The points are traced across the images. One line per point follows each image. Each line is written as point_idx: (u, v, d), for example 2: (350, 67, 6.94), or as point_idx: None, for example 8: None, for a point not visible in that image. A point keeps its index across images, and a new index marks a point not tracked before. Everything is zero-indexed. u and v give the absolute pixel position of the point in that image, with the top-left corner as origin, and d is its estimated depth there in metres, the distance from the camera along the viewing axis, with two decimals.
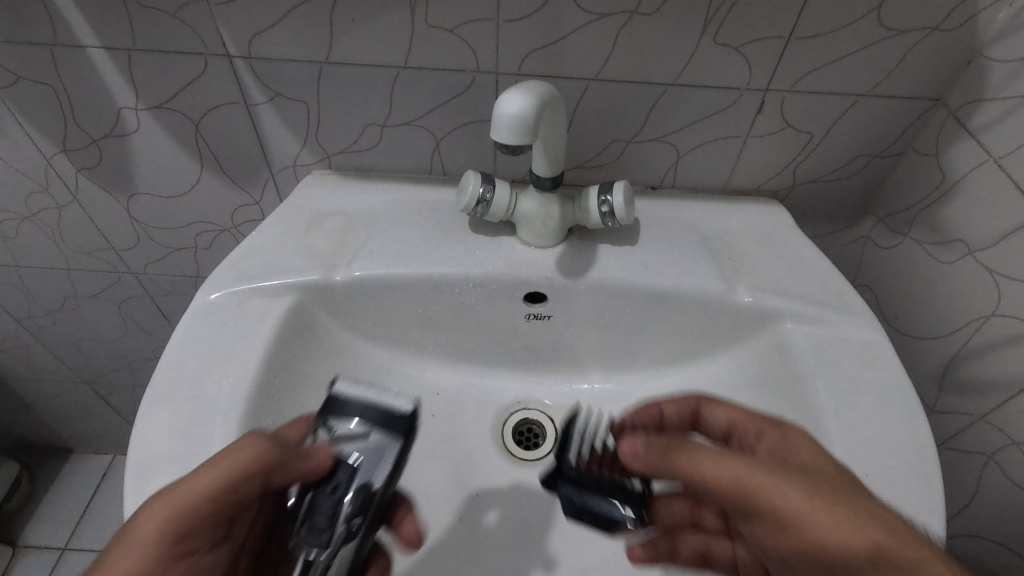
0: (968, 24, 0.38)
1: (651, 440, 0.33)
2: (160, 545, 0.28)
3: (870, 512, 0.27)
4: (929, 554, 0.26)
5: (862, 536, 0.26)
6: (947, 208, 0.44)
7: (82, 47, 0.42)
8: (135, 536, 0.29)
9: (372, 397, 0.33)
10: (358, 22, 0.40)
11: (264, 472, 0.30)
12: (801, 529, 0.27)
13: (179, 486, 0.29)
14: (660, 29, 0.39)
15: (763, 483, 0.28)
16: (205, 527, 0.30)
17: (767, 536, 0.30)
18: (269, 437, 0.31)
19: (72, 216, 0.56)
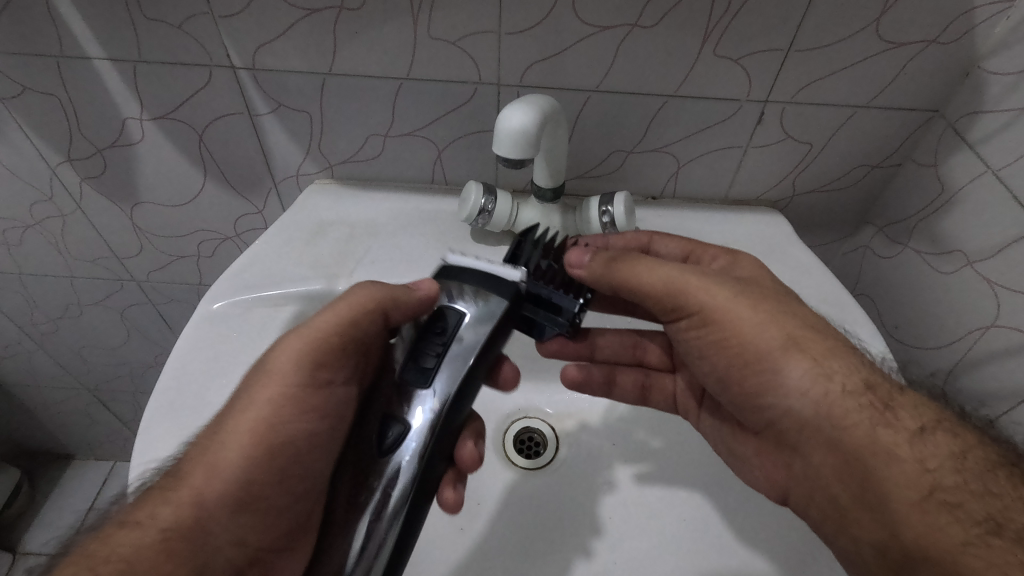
0: (965, 37, 0.38)
1: (596, 255, 0.37)
2: (298, 370, 0.36)
3: (801, 322, 0.35)
4: (849, 362, 0.34)
5: (779, 336, 0.34)
6: (945, 218, 0.45)
7: (88, 58, 0.43)
8: (277, 362, 0.36)
9: (491, 267, 0.35)
10: (361, 34, 0.40)
11: (377, 309, 0.36)
12: (730, 326, 0.36)
13: (308, 328, 0.36)
14: (660, 42, 0.40)
15: (688, 283, 0.36)
16: (337, 361, 0.36)
17: (696, 334, 0.38)
18: (404, 289, 0.36)
19: (76, 225, 0.57)
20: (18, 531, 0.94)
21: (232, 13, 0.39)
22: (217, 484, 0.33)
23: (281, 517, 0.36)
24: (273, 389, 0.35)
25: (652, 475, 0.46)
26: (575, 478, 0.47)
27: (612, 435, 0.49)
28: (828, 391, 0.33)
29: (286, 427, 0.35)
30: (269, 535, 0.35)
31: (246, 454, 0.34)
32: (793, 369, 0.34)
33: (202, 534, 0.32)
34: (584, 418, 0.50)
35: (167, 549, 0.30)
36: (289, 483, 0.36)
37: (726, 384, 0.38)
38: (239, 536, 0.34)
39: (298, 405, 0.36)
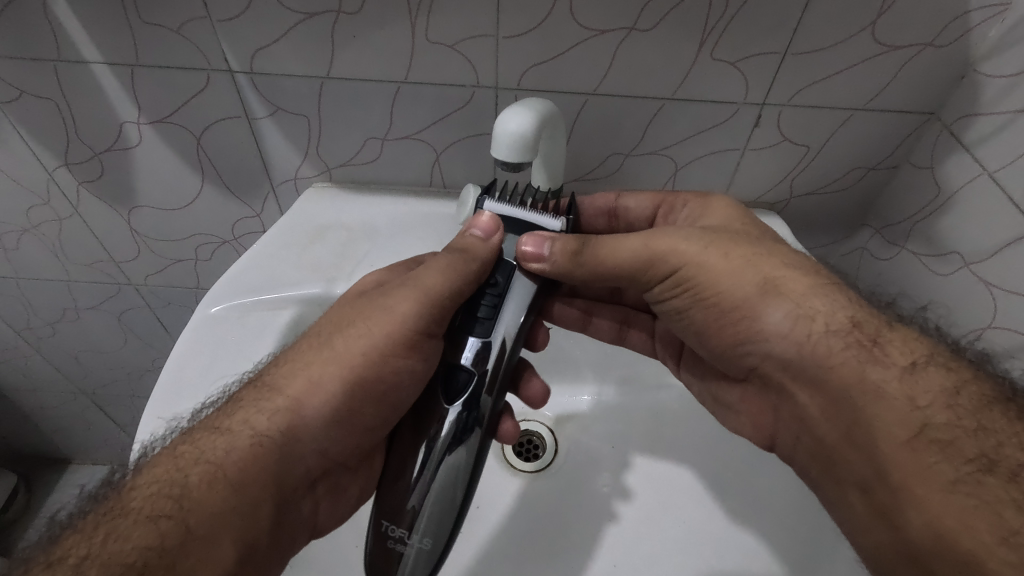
0: (960, 40, 0.39)
1: (560, 240, 0.35)
2: (417, 318, 0.37)
3: (777, 262, 0.36)
4: (829, 302, 0.35)
5: (756, 283, 0.36)
6: (942, 221, 0.45)
7: (86, 62, 0.43)
8: (395, 309, 0.37)
9: (523, 215, 0.37)
10: (359, 38, 0.40)
11: (479, 276, 0.36)
12: (708, 283, 0.37)
13: (425, 280, 0.36)
14: (658, 45, 0.40)
15: (661, 245, 0.37)
16: (439, 314, 0.37)
17: (674, 297, 0.39)
18: (476, 240, 0.36)
19: (72, 228, 0.56)
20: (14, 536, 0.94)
21: (230, 17, 0.39)
22: (318, 404, 0.36)
23: (363, 432, 0.38)
24: (384, 330, 0.37)
25: (652, 478, 0.46)
26: (575, 480, 0.47)
27: (611, 437, 0.49)
28: (814, 327, 0.34)
29: (391, 361, 0.37)
30: (349, 447, 0.38)
31: (343, 381, 0.36)
32: (772, 312, 0.35)
33: (292, 448, 0.35)
34: (582, 421, 0.51)
35: (258, 457, 0.33)
36: (383, 408, 0.38)
37: (707, 338, 0.40)
38: (325, 449, 0.37)
39: (405, 347, 0.37)
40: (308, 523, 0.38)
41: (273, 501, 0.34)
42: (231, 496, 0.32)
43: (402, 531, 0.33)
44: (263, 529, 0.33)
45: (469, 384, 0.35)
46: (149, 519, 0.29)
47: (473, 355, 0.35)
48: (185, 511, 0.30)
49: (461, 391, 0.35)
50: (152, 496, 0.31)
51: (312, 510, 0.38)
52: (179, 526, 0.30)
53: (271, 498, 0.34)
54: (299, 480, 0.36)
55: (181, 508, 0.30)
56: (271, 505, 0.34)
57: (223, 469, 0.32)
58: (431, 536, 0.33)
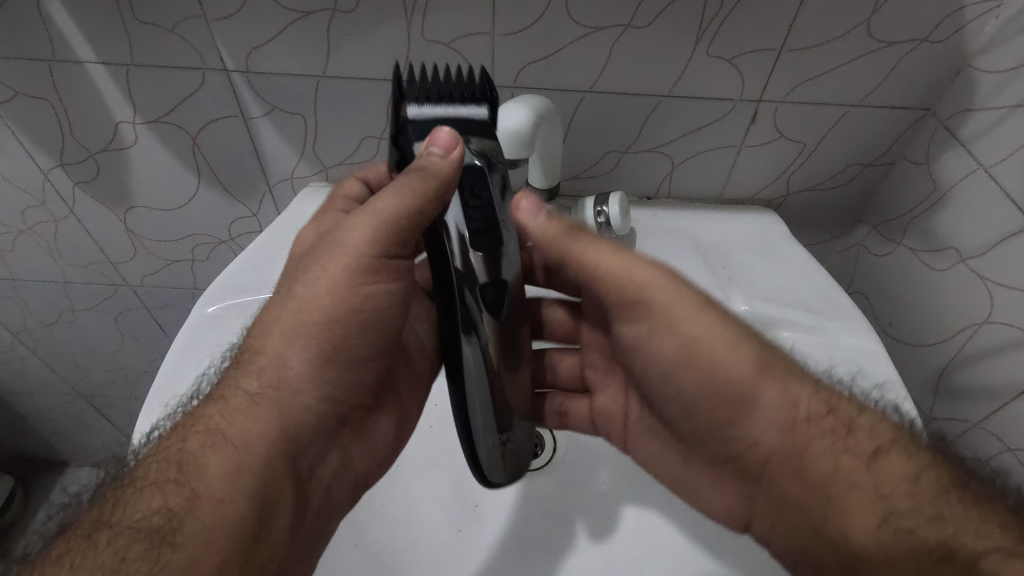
0: (955, 36, 0.39)
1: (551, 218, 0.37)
2: (375, 244, 0.35)
3: (759, 342, 0.36)
4: (810, 386, 0.35)
5: (751, 363, 0.35)
6: (938, 216, 0.45)
7: (80, 62, 0.42)
8: (353, 237, 0.35)
9: (450, 111, 0.33)
10: (355, 36, 0.40)
11: (439, 192, 0.32)
12: (700, 355, 0.36)
13: (376, 209, 0.34)
14: (654, 42, 0.40)
15: (648, 277, 0.36)
16: (404, 237, 0.35)
17: (658, 345, 0.37)
18: (434, 159, 0.31)
19: (69, 229, 0.56)
20: (12, 540, 0.94)
21: (225, 16, 0.39)
22: (299, 348, 0.35)
23: (363, 372, 0.38)
24: (346, 263, 0.35)
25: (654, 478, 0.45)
26: (574, 478, 0.46)
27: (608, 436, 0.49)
28: (806, 412, 0.34)
29: (364, 288, 0.35)
30: (352, 389, 0.38)
31: (314, 321, 0.35)
32: (767, 396, 0.35)
33: (291, 397, 0.35)
34: None
35: (255, 412, 0.33)
36: (370, 333, 0.37)
37: (691, 414, 0.38)
38: (324, 388, 0.36)
39: (373, 276, 0.35)
40: (338, 468, 0.39)
41: (285, 456, 0.34)
42: (236, 456, 0.31)
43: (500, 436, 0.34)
44: (283, 487, 0.33)
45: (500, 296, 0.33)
46: (151, 486, 0.30)
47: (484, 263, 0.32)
48: (187, 475, 0.30)
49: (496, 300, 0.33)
50: (156, 463, 0.31)
51: (341, 460, 0.39)
52: (185, 491, 0.30)
53: (282, 456, 0.34)
54: (313, 433, 0.36)
55: (183, 472, 0.30)
56: (284, 459, 0.34)
57: (221, 429, 0.32)
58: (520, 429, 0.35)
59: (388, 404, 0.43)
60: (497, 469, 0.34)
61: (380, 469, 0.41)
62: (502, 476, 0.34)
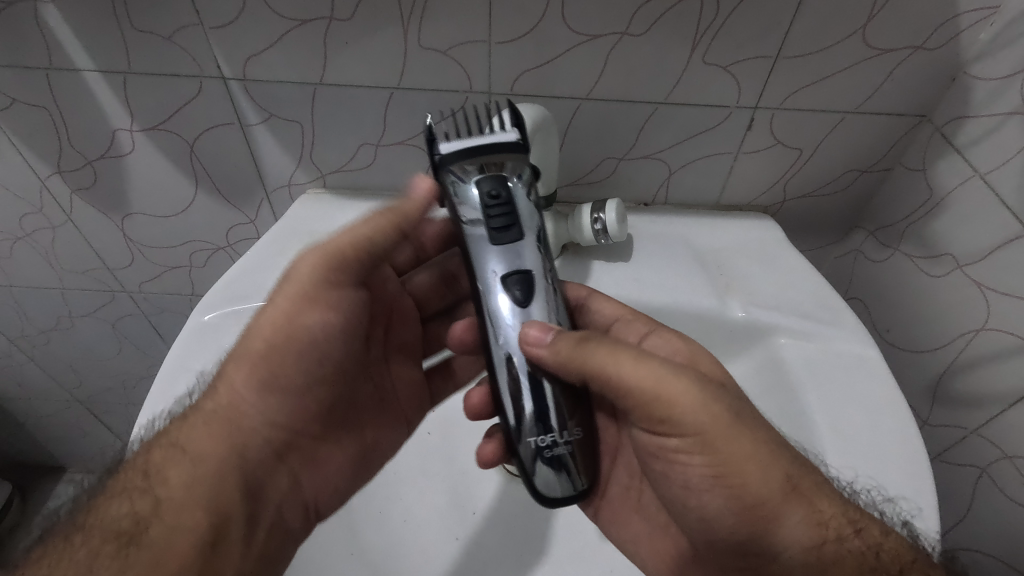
0: (950, 43, 0.39)
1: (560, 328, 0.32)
2: (319, 277, 0.38)
3: (790, 456, 0.33)
4: (840, 503, 0.32)
5: (779, 485, 0.32)
6: (936, 222, 0.45)
7: (77, 70, 0.42)
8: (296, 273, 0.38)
9: (481, 140, 0.34)
10: (351, 44, 0.40)
11: (392, 223, 0.38)
12: (732, 472, 0.32)
13: (327, 254, 0.38)
14: (649, 49, 0.40)
15: (677, 388, 0.33)
16: (347, 271, 0.39)
17: (687, 460, 0.34)
18: (408, 202, 0.38)
19: (66, 236, 0.56)
20: (11, 544, 0.94)
21: (223, 25, 0.40)
22: (244, 373, 0.38)
23: (309, 401, 0.40)
24: (292, 291, 0.38)
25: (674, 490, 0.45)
26: None
27: None
28: (833, 535, 0.32)
29: (299, 319, 0.38)
30: (298, 416, 0.40)
31: (260, 354, 0.38)
32: (794, 516, 0.32)
33: (235, 421, 0.38)
34: None
35: (206, 432, 0.37)
36: (314, 363, 0.40)
37: (706, 526, 0.35)
38: (265, 411, 0.39)
39: (315, 304, 0.38)
40: (290, 491, 0.41)
41: (235, 471, 0.37)
42: (187, 468, 0.36)
43: (550, 437, 0.31)
44: (234, 497, 0.37)
45: (527, 289, 0.33)
46: (121, 491, 0.35)
47: (507, 270, 0.33)
48: (152, 482, 0.35)
49: (535, 338, 0.32)
50: (127, 474, 0.36)
51: (291, 484, 0.41)
52: (147, 496, 0.34)
53: (235, 471, 0.37)
54: (265, 451, 0.39)
55: (149, 479, 0.35)
56: (233, 474, 0.37)
57: (180, 443, 0.36)
58: (578, 423, 0.32)
59: (357, 437, 0.44)
60: (551, 478, 0.31)
61: (334, 500, 0.42)
62: (561, 488, 0.31)
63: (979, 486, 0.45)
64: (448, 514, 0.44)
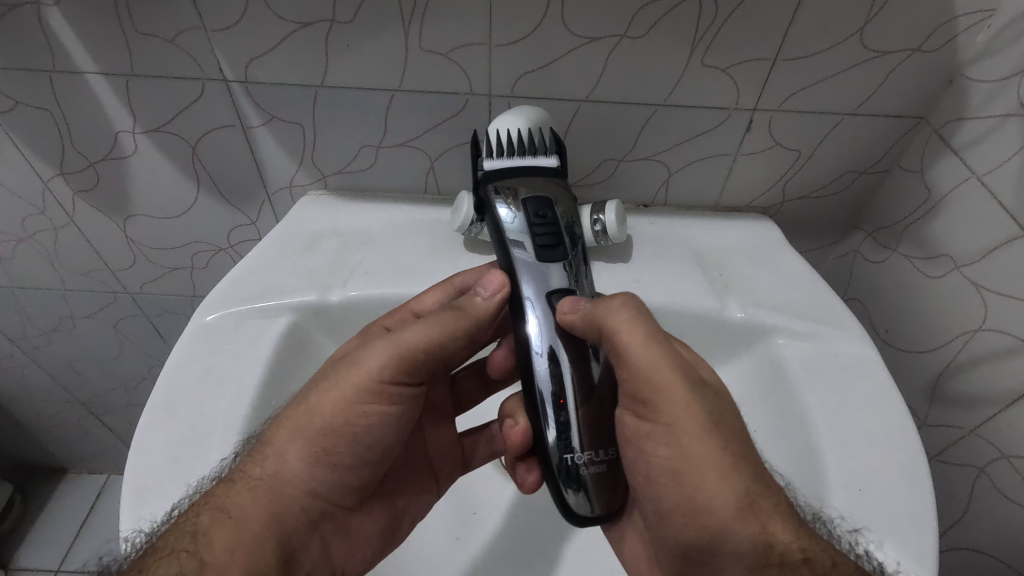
0: (947, 45, 0.39)
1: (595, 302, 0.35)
2: (385, 372, 0.37)
3: (753, 473, 0.32)
4: (793, 528, 0.31)
5: (734, 498, 0.31)
6: (934, 223, 0.45)
7: (80, 73, 0.43)
8: (364, 362, 0.37)
9: (523, 163, 0.38)
10: (353, 47, 0.40)
11: (470, 331, 0.38)
12: (690, 474, 0.33)
13: (397, 337, 0.37)
14: (648, 52, 0.40)
15: (664, 381, 0.33)
16: (409, 368, 0.37)
17: (652, 452, 0.34)
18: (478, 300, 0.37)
19: (68, 237, 0.56)
20: (12, 545, 0.94)
21: (225, 27, 0.40)
22: (298, 446, 0.37)
23: (349, 476, 0.40)
24: (353, 380, 0.37)
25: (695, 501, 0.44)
26: None
27: None
28: (778, 559, 0.30)
29: (358, 408, 0.37)
30: (339, 489, 0.39)
31: (317, 432, 0.37)
32: (743, 536, 0.31)
33: (281, 489, 0.37)
34: None
35: (253, 498, 0.35)
36: (361, 447, 0.39)
37: (660, 521, 0.35)
38: (312, 486, 0.38)
39: (375, 397, 0.38)
40: (319, 559, 0.39)
41: (273, 535, 0.35)
42: (234, 530, 0.34)
43: (584, 456, 0.32)
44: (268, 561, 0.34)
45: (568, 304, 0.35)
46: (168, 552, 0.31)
47: (546, 289, 0.35)
48: (200, 545, 0.32)
49: (564, 317, 0.34)
50: (173, 534, 0.32)
51: (321, 551, 0.39)
52: (194, 559, 0.31)
53: (275, 541, 0.35)
54: (301, 524, 0.38)
55: (197, 542, 0.32)
56: (271, 541, 0.35)
57: (226, 506, 0.34)
58: (611, 444, 0.33)
59: (387, 503, 0.44)
60: (582, 494, 0.32)
61: (361, 569, 0.41)
62: (587, 503, 0.32)
63: (977, 486, 0.46)
64: (451, 519, 0.47)
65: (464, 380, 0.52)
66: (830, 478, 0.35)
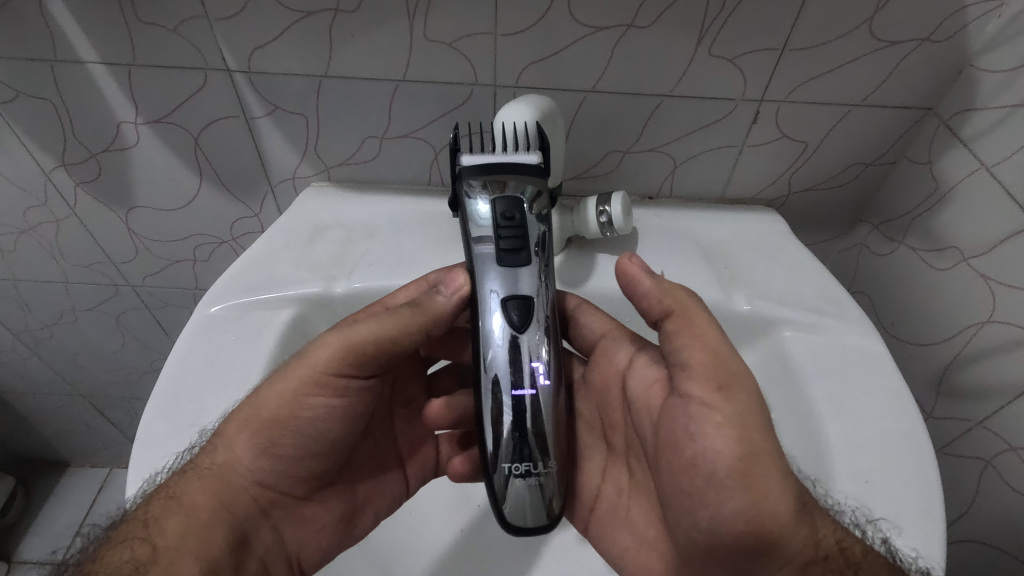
0: (957, 35, 0.39)
1: (659, 280, 0.36)
2: (331, 366, 0.36)
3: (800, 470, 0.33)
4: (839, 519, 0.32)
5: (792, 502, 0.32)
6: (941, 214, 0.45)
7: (82, 62, 0.42)
8: (313, 355, 0.36)
9: (505, 158, 0.35)
10: (357, 36, 0.40)
11: (423, 328, 0.37)
12: (754, 477, 0.32)
13: (350, 330, 0.36)
14: (655, 42, 0.40)
15: (739, 370, 0.33)
16: (355, 363, 0.37)
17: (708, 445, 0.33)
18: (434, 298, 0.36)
19: (70, 229, 0.56)
20: (14, 539, 0.94)
21: (228, 16, 0.39)
22: (245, 437, 0.37)
23: (297, 468, 0.39)
24: (300, 371, 0.36)
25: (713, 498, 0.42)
26: None
27: None
28: (823, 553, 0.32)
29: (303, 402, 0.37)
30: (289, 480, 0.39)
31: (260, 427, 0.37)
32: (795, 539, 0.31)
33: (229, 478, 0.37)
34: None
35: (201, 487, 0.36)
36: (311, 441, 0.38)
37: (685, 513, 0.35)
38: (259, 476, 0.38)
39: (320, 391, 0.37)
40: (271, 545, 0.40)
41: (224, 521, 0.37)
42: (185, 518, 0.35)
43: (526, 466, 0.31)
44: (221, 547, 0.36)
45: (525, 313, 0.32)
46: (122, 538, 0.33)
47: (507, 295, 0.32)
48: (152, 531, 0.34)
49: (511, 326, 0.32)
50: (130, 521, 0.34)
51: (273, 539, 0.40)
52: (147, 545, 0.33)
53: (226, 531, 0.37)
54: (250, 508, 0.38)
55: (149, 529, 0.34)
56: (222, 527, 0.36)
57: (177, 494, 0.35)
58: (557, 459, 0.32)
59: (345, 492, 0.43)
60: (529, 510, 0.30)
61: (316, 559, 0.41)
62: (534, 517, 0.31)
63: (983, 478, 0.46)
64: (455, 513, 0.46)
65: (441, 378, 0.50)
66: (836, 471, 0.35)
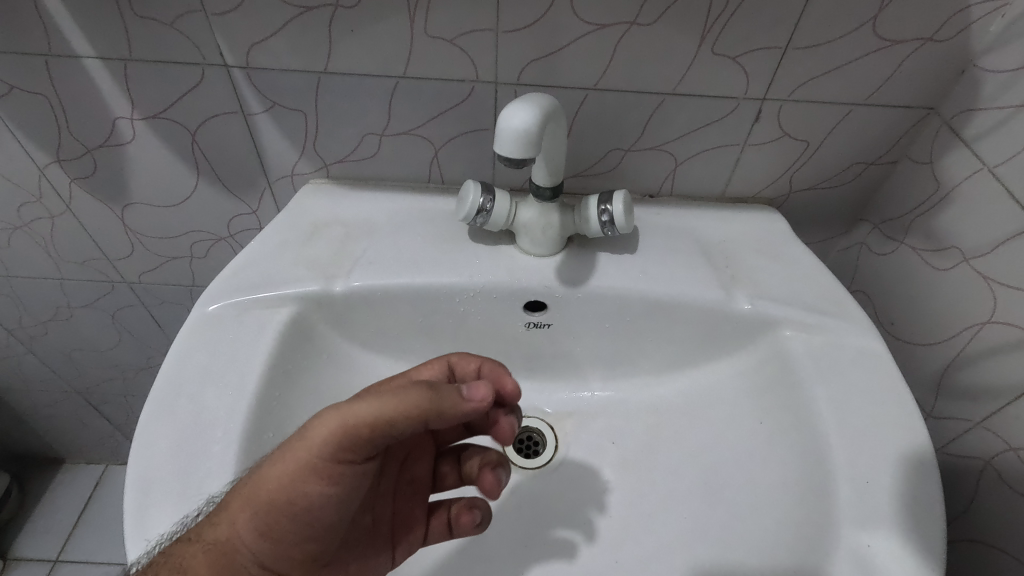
0: (959, 35, 0.39)
1: None
2: (329, 446, 0.31)
3: None
4: None
5: None
6: (943, 215, 0.45)
7: (78, 57, 0.42)
8: (309, 436, 0.31)
9: None
10: (357, 32, 0.40)
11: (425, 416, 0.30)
12: None
13: (349, 408, 0.31)
14: (658, 38, 0.39)
15: None
16: (354, 446, 0.31)
17: None
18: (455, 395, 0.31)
19: (66, 226, 0.56)
20: (10, 535, 0.93)
21: (226, 11, 0.39)
22: (246, 520, 0.32)
23: (295, 550, 0.34)
24: (297, 453, 0.32)
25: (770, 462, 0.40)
26: (581, 471, 0.47)
27: (610, 434, 0.48)
28: None
29: (300, 484, 0.32)
30: (287, 562, 0.35)
31: (257, 509, 0.32)
32: None
33: (231, 557, 0.33)
34: (581, 417, 0.50)
35: (204, 562, 0.33)
36: (310, 524, 0.34)
37: None
38: (259, 559, 0.34)
39: (317, 474, 0.32)
40: None
41: None
42: None
43: None
44: None
45: None
46: None
47: None
48: None
49: None
50: None
51: None
52: None
53: None
54: None
55: None
56: None
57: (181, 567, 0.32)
58: None
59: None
60: None
61: None
62: None
63: (982, 478, 0.45)
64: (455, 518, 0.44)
65: (444, 459, 0.43)
66: (838, 478, 0.35)
